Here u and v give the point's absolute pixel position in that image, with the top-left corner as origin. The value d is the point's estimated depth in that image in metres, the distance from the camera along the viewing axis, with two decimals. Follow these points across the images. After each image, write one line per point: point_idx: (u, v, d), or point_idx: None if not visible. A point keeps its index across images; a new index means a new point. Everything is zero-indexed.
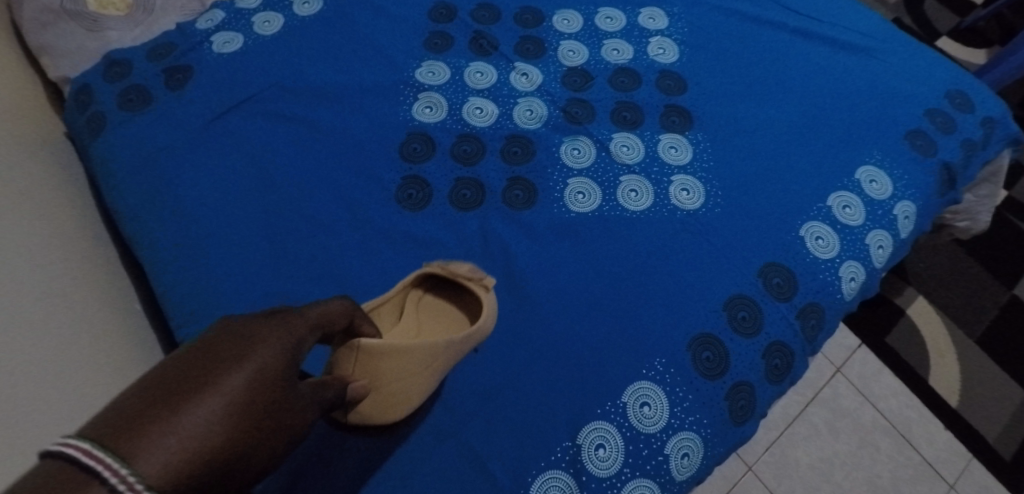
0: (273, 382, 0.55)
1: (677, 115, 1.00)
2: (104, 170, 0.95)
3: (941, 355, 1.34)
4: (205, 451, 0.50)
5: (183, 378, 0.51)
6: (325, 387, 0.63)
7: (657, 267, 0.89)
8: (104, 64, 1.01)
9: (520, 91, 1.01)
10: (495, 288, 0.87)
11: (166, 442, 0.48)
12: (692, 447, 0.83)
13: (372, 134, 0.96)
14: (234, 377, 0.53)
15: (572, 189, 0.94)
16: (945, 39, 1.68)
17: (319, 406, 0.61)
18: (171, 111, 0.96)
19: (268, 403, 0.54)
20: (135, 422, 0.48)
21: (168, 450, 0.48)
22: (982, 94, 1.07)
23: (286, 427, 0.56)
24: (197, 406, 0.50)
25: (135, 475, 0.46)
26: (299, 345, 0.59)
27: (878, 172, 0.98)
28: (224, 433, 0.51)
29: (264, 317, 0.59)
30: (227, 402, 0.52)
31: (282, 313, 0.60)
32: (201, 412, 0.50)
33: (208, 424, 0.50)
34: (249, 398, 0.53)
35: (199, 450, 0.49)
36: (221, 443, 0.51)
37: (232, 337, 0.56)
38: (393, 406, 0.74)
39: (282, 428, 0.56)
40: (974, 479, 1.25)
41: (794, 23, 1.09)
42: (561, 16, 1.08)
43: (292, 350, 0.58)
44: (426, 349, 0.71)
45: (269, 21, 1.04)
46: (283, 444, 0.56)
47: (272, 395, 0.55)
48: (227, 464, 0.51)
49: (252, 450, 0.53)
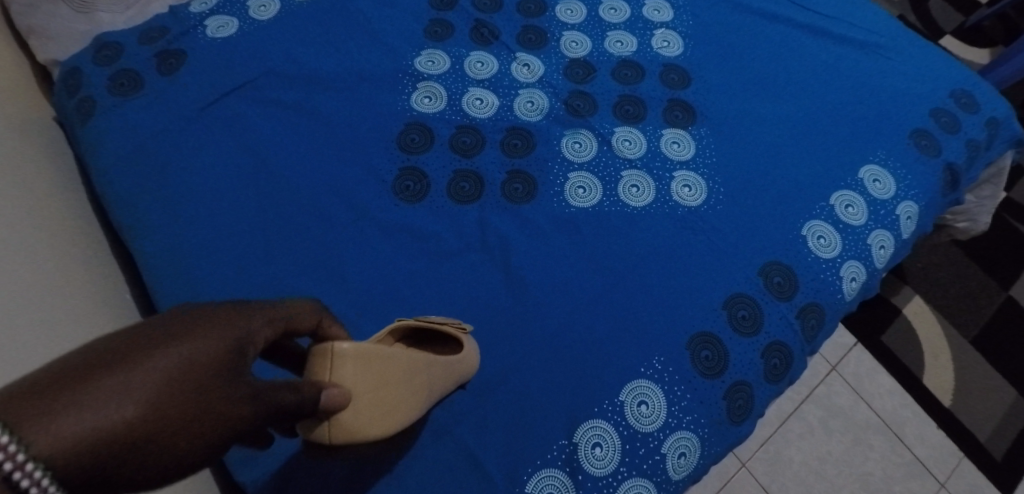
0: (203, 361, 0.50)
1: (681, 110, 0.99)
2: (94, 155, 0.93)
3: (937, 355, 1.33)
4: (111, 430, 0.45)
5: (103, 352, 0.47)
6: (289, 390, 0.56)
7: (657, 264, 0.88)
8: (94, 47, 0.99)
9: (522, 82, 1.00)
10: (493, 282, 0.86)
11: (65, 414, 0.43)
12: (689, 446, 0.82)
13: (369, 123, 0.95)
14: (164, 354, 0.48)
15: (572, 183, 0.92)
16: (949, 37, 1.67)
17: (276, 405, 0.54)
18: (163, 96, 0.94)
19: (198, 388, 0.49)
20: (40, 392, 0.44)
21: (67, 421, 0.43)
22: (987, 94, 1.06)
23: (220, 416, 0.50)
24: (110, 381, 0.46)
25: (20, 447, 0.41)
26: (248, 337, 0.54)
27: (881, 172, 0.97)
28: (137, 414, 0.46)
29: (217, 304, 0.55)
30: (147, 381, 0.47)
31: (237, 305, 0.56)
32: (114, 388, 0.45)
33: (120, 400, 0.45)
34: (175, 378, 0.48)
35: (104, 429, 0.44)
36: (133, 421, 0.45)
37: (173, 321, 0.51)
38: (381, 418, 0.65)
39: (216, 416, 0.50)
40: (966, 478, 1.25)
41: (801, 18, 1.08)
42: (565, 6, 1.07)
43: (237, 337, 0.53)
44: (409, 359, 0.68)
45: (265, 5, 1.02)
46: (217, 436, 0.50)
47: (204, 380, 0.49)
48: (139, 449, 0.46)
49: (175, 438, 0.48)
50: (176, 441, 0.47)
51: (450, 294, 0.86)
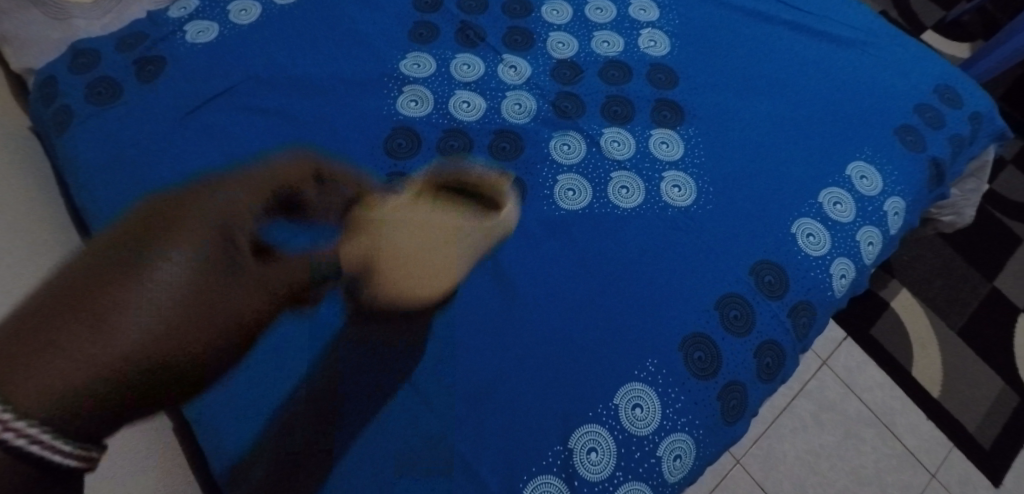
0: (182, 275, 0.47)
1: (668, 110, 0.98)
2: (74, 166, 0.91)
3: (924, 347, 1.34)
4: (112, 365, 0.45)
5: (82, 284, 0.46)
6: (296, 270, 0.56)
7: (648, 265, 0.88)
8: (70, 54, 0.97)
9: (509, 84, 0.99)
10: (484, 287, 0.85)
11: (59, 363, 0.44)
12: (684, 448, 0.82)
13: (354, 129, 0.94)
14: (149, 270, 0.47)
15: (562, 186, 0.92)
16: (930, 32, 1.68)
17: (280, 294, 0.54)
18: (143, 104, 0.92)
19: (195, 302, 0.47)
20: (27, 346, 0.44)
21: (62, 370, 0.44)
22: (970, 89, 1.07)
23: (220, 314, 0.48)
24: (96, 314, 0.45)
25: (15, 409, 0.42)
26: (237, 233, 0.51)
27: (868, 168, 0.97)
28: (135, 341, 0.45)
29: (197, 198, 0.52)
30: (137, 305, 0.45)
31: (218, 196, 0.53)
32: (96, 321, 0.45)
33: (109, 333, 0.45)
34: (167, 296, 0.46)
35: (103, 365, 0.44)
36: (132, 350, 0.45)
37: (154, 227, 0.49)
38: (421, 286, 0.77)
39: (223, 322, 0.49)
40: (956, 469, 1.26)
41: (786, 16, 1.08)
42: (550, 7, 1.06)
43: (225, 236, 0.51)
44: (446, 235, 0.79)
45: (246, 9, 1.00)
46: (234, 338, 0.50)
47: (199, 293, 0.48)
48: (151, 372, 0.46)
49: (189, 351, 0.47)
50: (182, 347, 0.47)
51: None
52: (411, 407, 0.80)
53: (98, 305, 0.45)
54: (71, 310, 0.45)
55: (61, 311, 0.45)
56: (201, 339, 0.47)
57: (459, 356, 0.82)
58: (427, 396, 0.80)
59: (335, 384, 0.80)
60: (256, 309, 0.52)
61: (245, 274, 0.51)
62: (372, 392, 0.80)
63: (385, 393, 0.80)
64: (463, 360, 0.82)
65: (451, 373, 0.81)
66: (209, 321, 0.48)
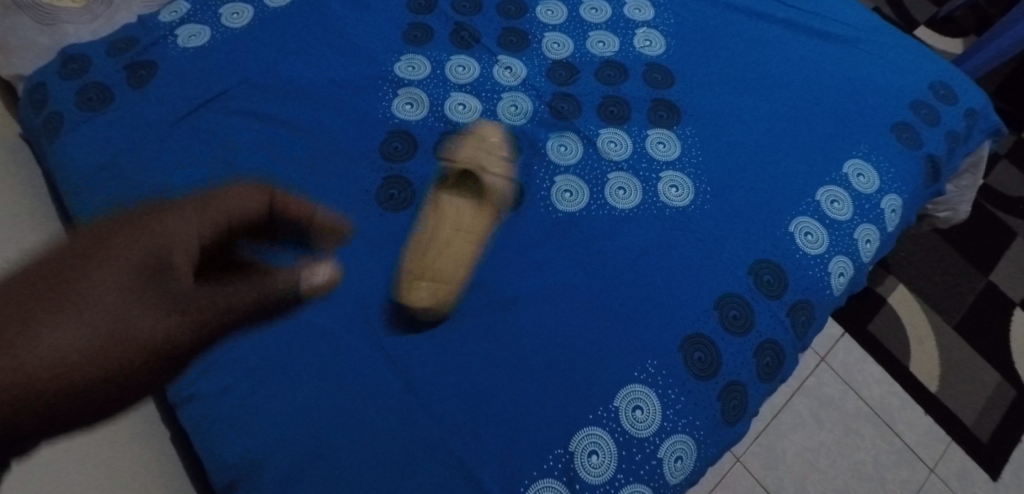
0: (121, 292, 0.56)
1: (665, 110, 0.98)
2: (65, 173, 0.90)
3: (922, 343, 1.35)
4: (46, 375, 0.53)
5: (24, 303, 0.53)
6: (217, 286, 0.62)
7: (647, 266, 0.87)
8: (60, 60, 0.96)
9: (504, 85, 0.98)
10: (482, 290, 0.85)
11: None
12: (685, 449, 0.82)
13: (350, 132, 0.93)
14: (83, 295, 0.55)
15: (559, 187, 0.91)
16: (923, 28, 1.68)
17: (198, 317, 0.60)
18: (135, 110, 0.92)
19: (114, 330, 0.55)
20: None
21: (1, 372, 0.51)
22: (965, 86, 1.07)
23: (138, 344, 0.57)
24: (49, 327, 0.53)
25: None
26: (161, 262, 0.58)
27: (864, 166, 0.97)
28: (69, 355, 0.53)
29: (137, 231, 0.59)
30: (63, 329, 0.53)
31: (163, 228, 0.60)
32: (56, 323, 0.53)
33: (47, 350, 0.53)
34: (95, 319, 0.55)
35: (40, 376, 0.52)
36: (61, 366, 0.53)
37: (90, 252, 0.57)
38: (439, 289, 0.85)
39: (126, 348, 0.56)
40: (955, 464, 1.26)
41: (781, 14, 1.07)
42: (545, 7, 1.06)
43: (150, 265, 0.58)
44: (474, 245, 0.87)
45: (238, 13, 0.99)
46: (140, 361, 0.57)
47: (121, 320, 0.56)
48: (67, 386, 0.54)
49: (102, 371, 0.55)
50: (98, 364, 0.55)
51: None
52: (411, 412, 0.79)
53: (67, 301, 0.54)
54: (41, 295, 0.54)
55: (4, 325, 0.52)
56: (123, 356, 0.56)
57: (458, 360, 0.82)
58: (427, 401, 0.80)
59: (334, 389, 0.79)
60: (166, 335, 0.58)
61: (162, 298, 0.58)
62: (371, 397, 0.80)
63: (384, 398, 0.80)
64: (462, 365, 0.81)
65: (450, 377, 0.81)
66: (127, 340, 0.56)
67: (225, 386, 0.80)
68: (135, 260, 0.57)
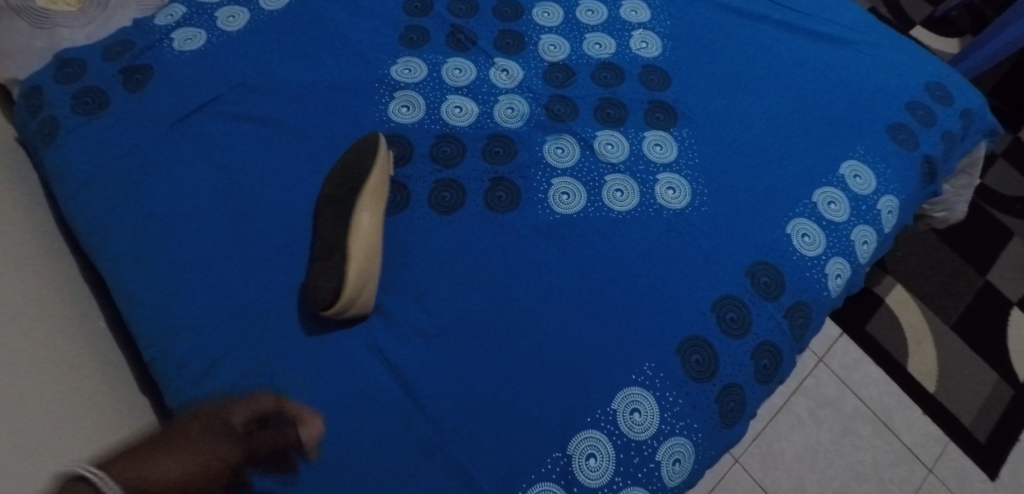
0: (208, 436, 0.74)
1: (662, 112, 0.98)
2: (61, 177, 0.90)
3: (919, 343, 1.35)
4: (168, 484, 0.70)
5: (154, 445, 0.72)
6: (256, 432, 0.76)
7: (644, 269, 0.87)
8: (55, 64, 0.95)
9: (501, 88, 0.98)
10: (479, 293, 0.85)
11: (151, 468, 0.70)
12: (683, 452, 0.82)
13: (346, 136, 0.93)
14: (184, 444, 0.73)
15: (556, 190, 0.91)
16: (919, 28, 1.69)
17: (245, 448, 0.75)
18: (131, 114, 0.91)
19: (210, 455, 0.73)
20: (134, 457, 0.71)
21: (148, 471, 0.70)
22: (961, 86, 1.07)
23: (219, 464, 0.74)
24: (169, 456, 0.71)
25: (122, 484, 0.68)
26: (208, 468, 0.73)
27: (861, 167, 0.97)
28: (182, 469, 0.71)
29: (194, 422, 0.75)
30: (181, 453, 0.72)
31: (199, 428, 0.75)
32: (176, 440, 0.73)
33: (168, 468, 0.71)
34: (198, 447, 0.73)
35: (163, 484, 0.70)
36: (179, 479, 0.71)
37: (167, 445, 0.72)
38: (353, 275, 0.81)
39: (218, 465, 0.74)
40: (953, 464, 1.26)
41: (778, 15, 1.08)
42: (541, 9, 1.06)
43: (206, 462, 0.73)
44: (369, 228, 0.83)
45: (233, 16, 0.99)
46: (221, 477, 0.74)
47: (215, 447, 0.74)
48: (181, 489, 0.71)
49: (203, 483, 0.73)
50: (200, 477, 0.72)
51: (435, 306, 0.84)
52: (408, 416, 0.79)
53: (175, 435, 0.74)
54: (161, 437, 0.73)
55: (147, 450, 0.72)
56: (210, 478, 0.73)
57: (455, 364, 0.81)
58: (424, 404, 0.80)
59: (331, 393, 0.79)
60: (226, 459, 0.74)
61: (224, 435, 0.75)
62: (368, 401, 0.79)
63: (382, 401, 0.80)
64: (460, 368, 0.81)
65: (447, 380, 0.81)
66: (213, 465, 0.73)
67: (223, 390, 0.80)
68: (204, 462, 0.73)
